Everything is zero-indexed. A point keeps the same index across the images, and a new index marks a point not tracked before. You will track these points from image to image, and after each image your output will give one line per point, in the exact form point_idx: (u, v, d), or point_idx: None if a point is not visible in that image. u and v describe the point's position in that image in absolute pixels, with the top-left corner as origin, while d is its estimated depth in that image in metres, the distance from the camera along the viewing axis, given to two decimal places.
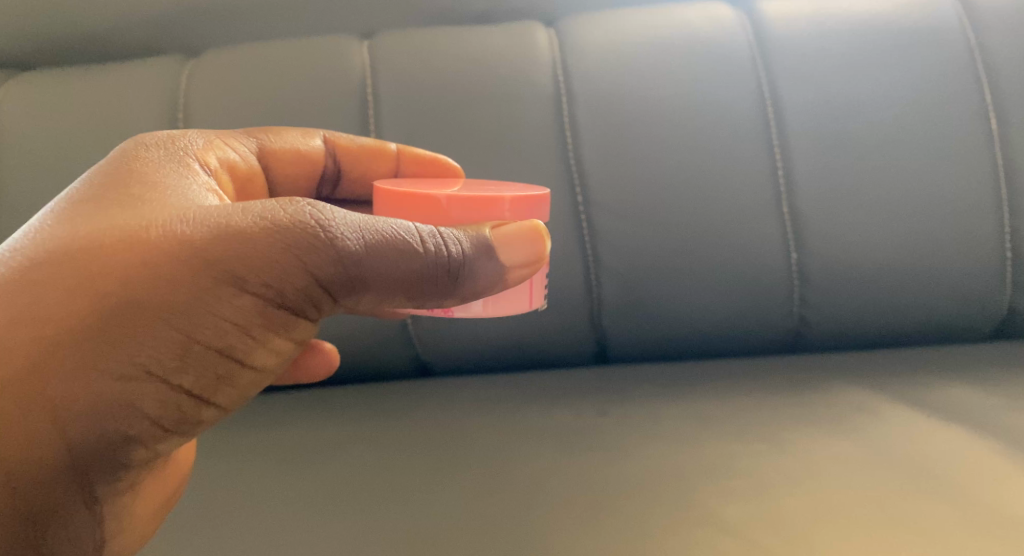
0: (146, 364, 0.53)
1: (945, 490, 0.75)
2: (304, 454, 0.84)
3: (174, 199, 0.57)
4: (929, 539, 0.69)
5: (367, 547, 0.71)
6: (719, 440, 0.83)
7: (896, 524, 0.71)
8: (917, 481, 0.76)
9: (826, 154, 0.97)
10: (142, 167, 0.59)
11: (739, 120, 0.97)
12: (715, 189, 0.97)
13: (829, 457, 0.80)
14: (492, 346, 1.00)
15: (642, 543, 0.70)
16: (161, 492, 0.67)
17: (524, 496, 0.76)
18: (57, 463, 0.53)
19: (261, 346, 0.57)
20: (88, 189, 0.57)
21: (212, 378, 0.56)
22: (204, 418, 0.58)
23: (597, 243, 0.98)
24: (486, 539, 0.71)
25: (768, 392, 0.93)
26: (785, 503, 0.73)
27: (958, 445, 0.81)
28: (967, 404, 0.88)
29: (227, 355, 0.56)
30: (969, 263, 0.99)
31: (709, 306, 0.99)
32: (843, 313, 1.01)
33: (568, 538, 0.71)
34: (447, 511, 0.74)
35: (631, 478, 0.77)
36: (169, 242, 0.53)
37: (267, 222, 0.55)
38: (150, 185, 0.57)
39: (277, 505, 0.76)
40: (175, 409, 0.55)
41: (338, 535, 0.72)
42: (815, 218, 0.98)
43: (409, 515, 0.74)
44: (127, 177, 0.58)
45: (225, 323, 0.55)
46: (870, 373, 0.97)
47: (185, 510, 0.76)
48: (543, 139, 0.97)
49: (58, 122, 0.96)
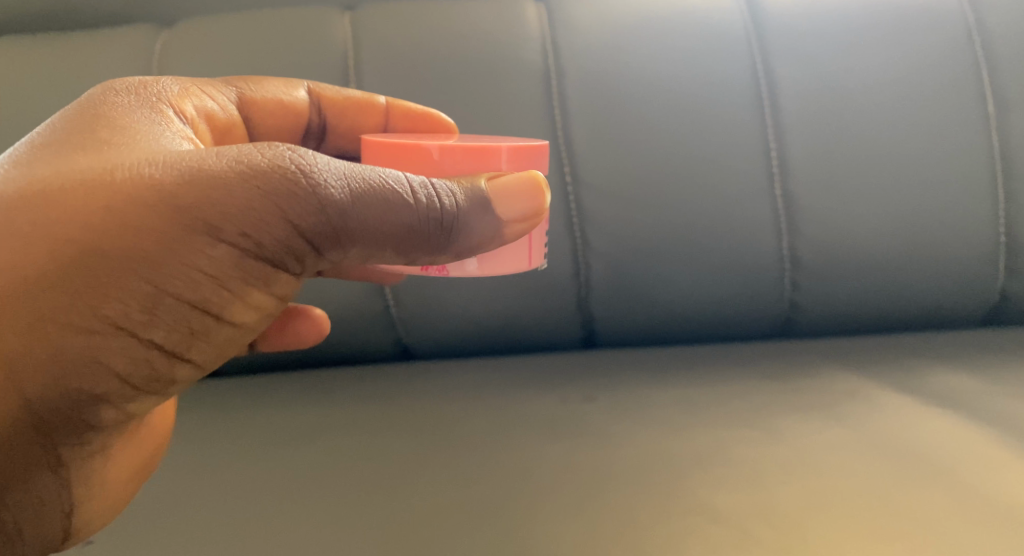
0: (113, 317, 0.51)
1: (942, 479, 0.72)
2: (284, 438, 0.81)
3: (143, 144, 0.54)
4: (929, 533, 0.66)
5: (350, 534, 0.68)
6: (707, 427, 0.80)
7: (891, 515, 0.68)
8: (917, 471, 0.73)
9: (818, 137, 0.95)
10: (110, 112, 0.57)
11: (733, 100, 0.95)
12: (703, 170, 0.94)
13: (820, 446, 0.77)
14: (478, 330, 0.97)
15: (628, 534, 0.67)
16: (137, 457, 0.65)
17: (509, 484, 0.73)
18: (20, 421, 0.51)
19: (239, 300, 0.55)
20: (55, 133, 0.55)
21: (186, 333, 0.54)
22: (177, 376, 0.55)
23: (588, 226, 0.95)
24: (473, 529, 0.68)
25: (758, 379, 0.90)
26: (778, 495, 0.70)
27: (953, 433, 0.78)
28: (963, 392, 0.85)
29: (202, 309, 0.53)
30: (963, 247, 0.96)
31: (698, 290, 0.96)
32: (836, 299, 0.98)
33: (555, 529, 0.67)
34: (428, 499, 0.71)
35: (618, 466, 0.75)
36: (136, 186, 0.51)
37: (243, 166, 0.52)
38: (118, 129, 0.55)
39: (252, 491, 0.73)
40: (145, 364, 0.53)
41: (321, 520, 0.69)
42: (809, 199, 0.95)
43: (386, 503, 0.71)
44: (94, 123, 0.55)
45: (200, 275, 0.52)
46: (862, 360, 0.94)
47: (159, 494, 0.73)
48: (530, 115, 0.94)
49: (21, 88, 0.92)
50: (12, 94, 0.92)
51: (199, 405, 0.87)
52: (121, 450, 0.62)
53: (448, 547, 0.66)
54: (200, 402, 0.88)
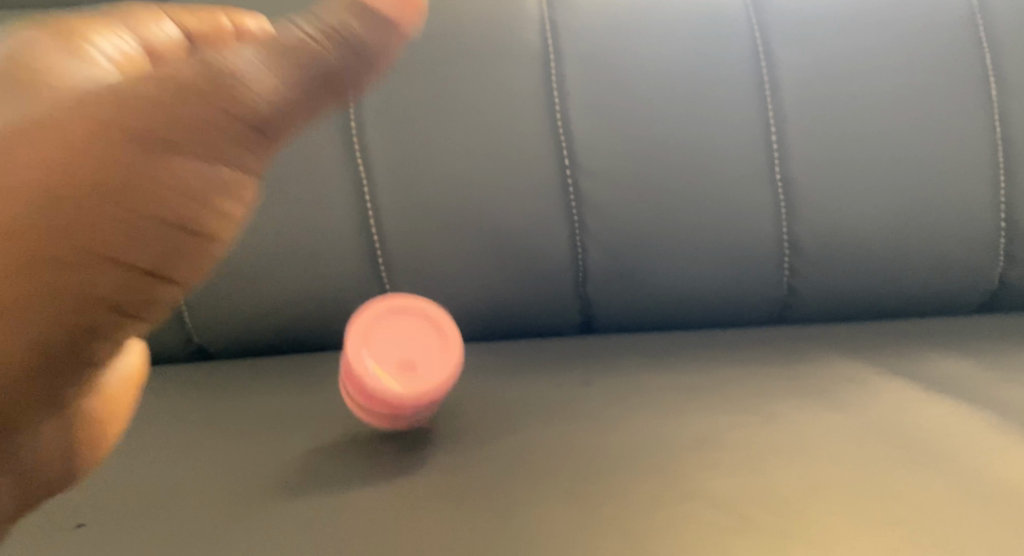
0: (141, 247, 0.46)
1: (946, 465, 0.67)
2: (275, 422, 0.81)
3: (254, 71, 0.45)
4: (936, 522, 0.61)
5: (334, 513, 0.66)
6: (702, 411, 0.77)
7: (895, 500, 0.63)
8: (920, 457, 0.69)
9: (820, 119, 0.93)
10: (223, 33, 0.49)
11: (732, 84, 0.93)
12: (701, 155, 0.93)
13: (818, 432, 0.72)
14: (474, 315, 0.97)
15: (618, 517, 0.63)
16: (89, 432, 0.56)
17: (491, 474, 0.70)
18: (22, 356, 0.45)
19: (225, 216, 0.48)
20: (137, 54, 0.47)
21: (192, 269, 0.49)
22: (158, 308, 0.50)
23: (585, 211, 0.94)
24: (457, 512, 0.65)
25: (757, 361, 0.87)
26: (773, 479, 0.66)
27: (954, 417, 0.74)
28: (968, 377, 0.82)
29: (209, 236, 0.48)
30: (963, 234, 0.95)
31: (695, 275, 0.96)
32: (835, 285, 0.97)
33: (544, 511, 0.64)
34: (416, 487, 0.69)
35: (607, 453, 0.71)
36: (100, 95, 0.44)
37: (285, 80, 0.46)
38: (202, 50, 0.46)
39: (243, 473, 0.72)
40: (143, 300, 0.48)
41: (306, 503, 0.68)
42: (809, 184, 0.94)
43: (371, 503, 0.67)
44: (192, 47, 0.48)
45: (222, 197, 0.47)
46: (864, 344, 0.92)
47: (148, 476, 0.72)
48: (528, 99, 0.93)
49: None
50: None
51: (193, 389, 0.88)
52: (85, 409, 0.54)
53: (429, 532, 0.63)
54: (195, 386, 0.88)
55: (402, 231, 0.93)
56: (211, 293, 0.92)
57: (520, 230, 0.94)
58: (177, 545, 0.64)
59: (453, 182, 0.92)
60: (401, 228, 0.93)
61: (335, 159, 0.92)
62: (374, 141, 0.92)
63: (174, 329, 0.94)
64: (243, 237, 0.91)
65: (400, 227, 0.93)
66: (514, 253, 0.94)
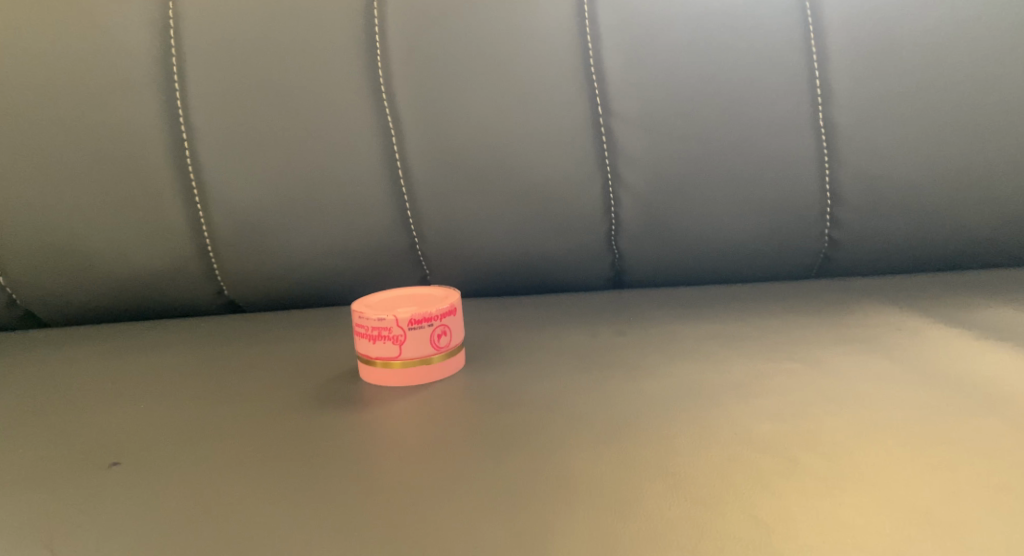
0: None
1: (1011, 406, 0.61)
2: (300, 356, 0.79)
3: None
4: (1003, 467, 0.55)
5: (352, 438, 0.62)
6: (742, 355, 0.73)
7: (955, 445, 0.57)
8: (984, 403, 0.62)
9: (866, 61, 0.89)
10: None
11: (774, 23, 0.89)
12: (740, 99, 0.89)
13: (866, 376, 0.67)
14: (505, 265, 0.96)
15: (649, 460, 0.57)
16: None
17: (519, 415, 0.64)
18: None
19: None
20: None
21: None
22: None
23: (619, 158, 0.91)
24: (476, 447, 0.60)
25: (795, 309, 0.85)
26: (822, 425, 0.60)
27: (1015, 359, 0.69)
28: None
29: None
30: (1012, 179, 0.92)
31: (730, 225, 0.93)
32: (875, 235, 0.94)
33: (571, 447, 0.59)
34: (440, 411, 0.65)
35: (639, 395, 0.66)
36: None
37: None
38: None
39: (267, 395, 0.70)
40: None
41: (326, 425, 0.64)
42: (852, 130, 0.90)
43: (391, 448, 0.60)
44: None
45: None
46: (907, 292, 0.89)
47: (175, 400, 0.70)
48: (560, 42, 0.89)
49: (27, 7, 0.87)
50: (19, 12, 0.87)
51: (225, 333, 0.87)
52: None
53: (443, 470, 0.57)
54: (225, 332, 0.88)
55: (432, 183, 0.91)
56: (240, 244, 0.93)
57: (553, 180, 0.91)
58: (192, 463, 0.60)
59: (483, 131, 0.90)
60: (432, 179, 0.91)
61: (364, 107, 0.90)
62: (403, 90, 0.90)
63: (210, 276, 0.95)
64: (274, 185, 0.91)
65: (429, 178, 0.91)
66: (546, 203, 0.92)
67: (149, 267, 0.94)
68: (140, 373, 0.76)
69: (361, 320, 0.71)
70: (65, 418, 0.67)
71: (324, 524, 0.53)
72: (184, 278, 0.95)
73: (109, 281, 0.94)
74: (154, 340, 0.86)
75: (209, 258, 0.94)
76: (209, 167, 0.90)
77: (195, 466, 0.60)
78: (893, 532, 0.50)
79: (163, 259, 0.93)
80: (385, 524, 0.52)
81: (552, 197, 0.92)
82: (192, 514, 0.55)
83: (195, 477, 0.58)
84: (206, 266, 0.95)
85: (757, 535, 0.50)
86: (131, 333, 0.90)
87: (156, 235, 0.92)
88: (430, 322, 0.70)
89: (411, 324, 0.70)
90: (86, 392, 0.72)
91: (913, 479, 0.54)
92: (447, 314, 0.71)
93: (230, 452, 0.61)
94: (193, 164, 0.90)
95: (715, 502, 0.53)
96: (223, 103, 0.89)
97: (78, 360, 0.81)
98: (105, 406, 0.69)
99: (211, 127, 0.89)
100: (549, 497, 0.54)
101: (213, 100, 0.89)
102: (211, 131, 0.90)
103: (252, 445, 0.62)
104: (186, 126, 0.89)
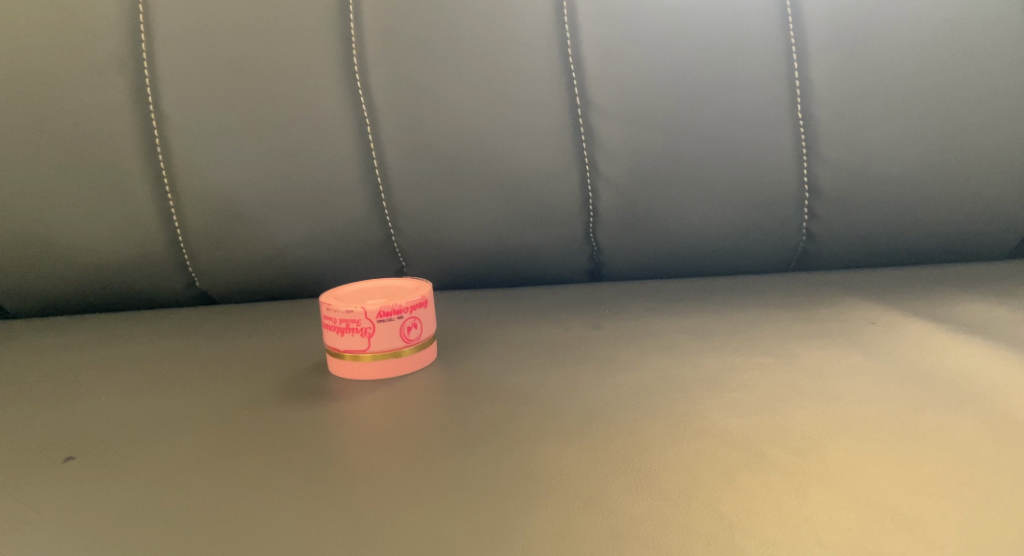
0: None
1: (982, 401, 0.61)
2: (271, 347, 0.77)
3: None
4: (972, 461, 0.55)
5: (317, 431, 0.61)
6: (716, 349, 0.72)
7: (924, 439, 0.57)
8: (957, 397, 0.62)
9: (845, 52, 0.88)
10: None
11: (754, 13, 0.88)
12: (719, 91, 0.89)
13: (839, 370, 0.67)
14: (481, 257, 0.95)
15: (617, 455, 0.56)
16: None
17: (490, 409, 0.63)
18: None
19: None
20: None
21: None
22: None
23: (596, 150, 0.90)
24: (444, 441, 0.59)
25: (771, 303, 0.85)
26: (794, 420, 0.59)
27: (987, 353, 0.68)
28: (998, 312, 0.77)
29: None
30: (990, 173, 0.91)
31: (708, 218, 0.93)
32: (854, 229, 0.94)
33: (539, 441, 0.58)
34: (410, 404, 0.64)
35: (610, 389, 0.65)
36: None
37: None
38: None
39: (235, 387, 0.68)
40: None
41: (292, 418, 0.63)
42: (831, 121, 0.90)
43: (357, 442, 0.59)
44: None
45: None
46: (884, 286, 0.89)
47: (140, 392, 0.69)
48: (539, 30, 0.88)
49: None
50: None
51: (196, 325, 0.86)
52: None
53: (408, 464, 0.56)
54: (195, 323, 0.87)
55: (407, 172, 0.90)
56: (213, 235, 0.92)
57: (530, 171, 0.90)
58: (153, 455, 0.59)
59: (459, 121, 0.89)
60: (407, 168, 0.90)
61: (338, 95, 0.89)
62: (378, 78, 0.88)
63: (183, 267, 0.94)
64: (247, 175, 0.89)
65: (405, 169, 0.90)
66: (523, 194, 0.91)
67: (120, 257, 0.92)
68: (107, 366, 0.75)
69: (331, 311, 0.70)
70: (27, 412, 0.66)
71: (286, 519, 0.52)
72: (154, 269, 0.94)
73: (79, 271, 0.93)
74: (123, 332, 0.85)
75: (179, 249, 0.93)
76: (180, 155, 0.89)
77: (156, 459, 0.59)
78: (859, 527, 0.49)
79: (134, 250, 0.92)
80: (347, 519, 0.52)
81: (529, 190, 0.91)
82: (148, 509, 0.53)
83: (155, 471, 0.57)
84: (178, 256, 0.93)
85: (724, 531, 0.50)
86: (99, 325, 0.89)
87: (125, 225, 0.91)
88: (401, 314, 0.69)
89: (382, 316, 0.69)
90: (50, 384, 0.71)
91: (882, 474, 0.53)
92: (419, 306, 0.70)
93: (192, 445, 0.60)
94: (163, 152, 0.89)
95: (681, 498, 0.52)
96: (194, 90, 0.87)
97: (42, 352, 0.80)
98: (69, 399, 0.68)
99: (183, 114, 0.88)
100: (515, 493, 0.53)
101: (184, 87, 0.87)
102: (182, 118, 0.88)
103: (214, 439, 0.61)
104: (156, 113, 0.88)
